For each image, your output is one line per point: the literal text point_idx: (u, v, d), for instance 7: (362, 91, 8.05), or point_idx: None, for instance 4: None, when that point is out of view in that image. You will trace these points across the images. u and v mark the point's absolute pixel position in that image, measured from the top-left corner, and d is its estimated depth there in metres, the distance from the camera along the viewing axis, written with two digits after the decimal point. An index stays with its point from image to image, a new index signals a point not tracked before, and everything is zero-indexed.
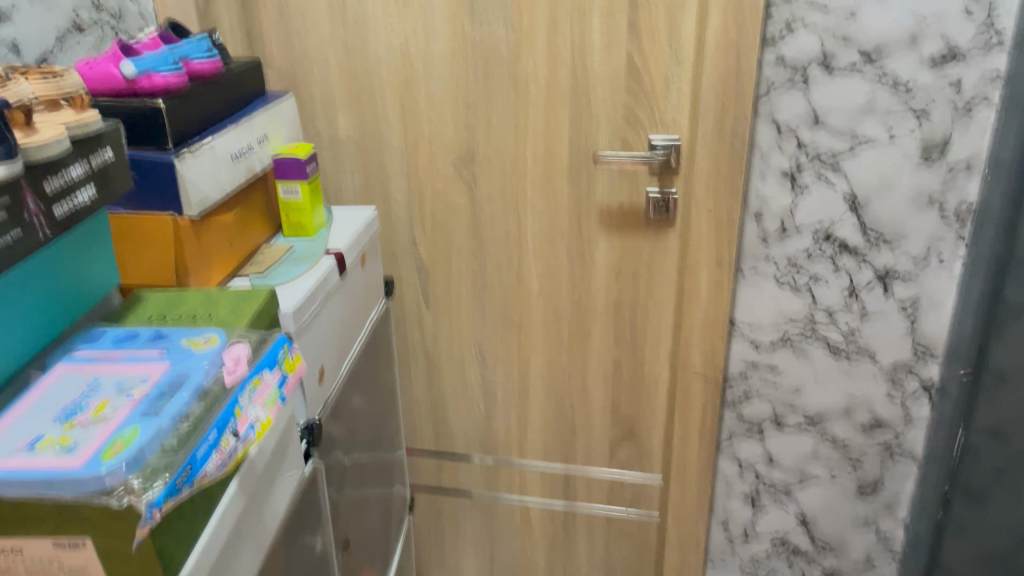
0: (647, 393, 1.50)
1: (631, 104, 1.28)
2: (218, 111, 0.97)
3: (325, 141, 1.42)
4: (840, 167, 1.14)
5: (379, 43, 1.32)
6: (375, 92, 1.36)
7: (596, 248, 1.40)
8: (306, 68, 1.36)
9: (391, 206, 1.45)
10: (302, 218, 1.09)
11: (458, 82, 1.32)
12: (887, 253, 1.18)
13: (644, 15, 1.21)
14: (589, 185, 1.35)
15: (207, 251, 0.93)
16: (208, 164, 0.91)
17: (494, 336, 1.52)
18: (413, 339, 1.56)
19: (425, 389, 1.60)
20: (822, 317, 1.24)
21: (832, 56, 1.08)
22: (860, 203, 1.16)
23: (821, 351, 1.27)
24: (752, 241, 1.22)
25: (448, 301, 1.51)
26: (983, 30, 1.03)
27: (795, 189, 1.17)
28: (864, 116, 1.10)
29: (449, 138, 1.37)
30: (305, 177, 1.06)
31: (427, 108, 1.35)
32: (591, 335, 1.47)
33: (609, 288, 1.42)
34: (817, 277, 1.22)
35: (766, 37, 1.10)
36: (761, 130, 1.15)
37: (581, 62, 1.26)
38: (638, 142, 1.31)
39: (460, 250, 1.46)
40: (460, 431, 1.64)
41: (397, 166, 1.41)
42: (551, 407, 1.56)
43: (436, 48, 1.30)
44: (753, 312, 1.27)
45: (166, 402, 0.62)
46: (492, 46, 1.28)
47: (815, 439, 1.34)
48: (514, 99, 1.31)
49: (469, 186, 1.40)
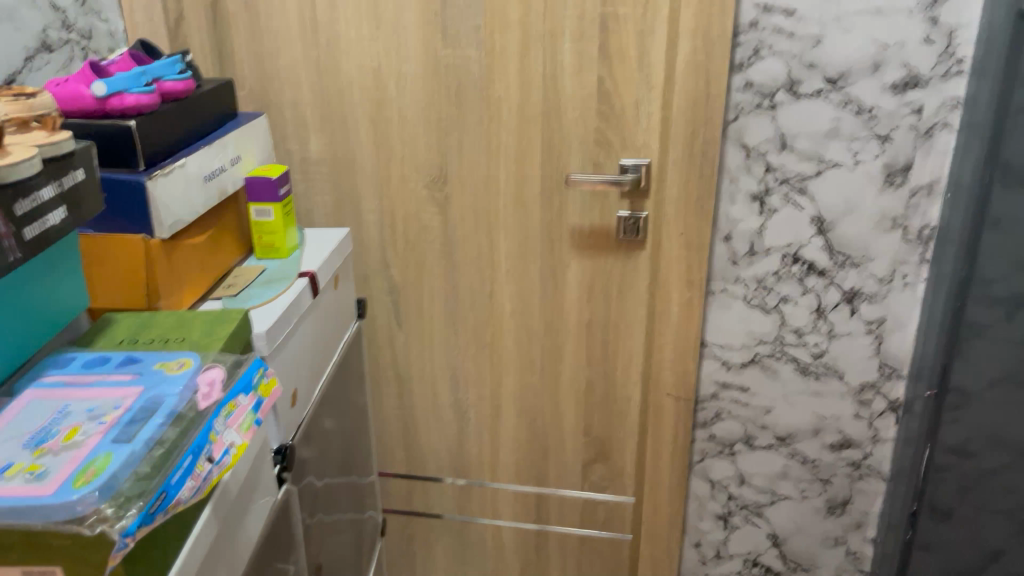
0: (618, 413, 1.50)
1: (602, 127, 1.29)
2: (190, 132, 0.97)
3: (296, 162, 1.42)
4: (807, 190, 1.16)
5: (352, 64, 1.32)
6: (347, 114, 1.36)
7: (568, 269, 1.41)
8: (278, 89, 1.36)
9: (363, 227, 1.45)
10: (274, 239, 1.08)
11: (431, 104, 1.33)
12: (853, 274, 1.20)
13: (615, 40, 1.23)
14: (560, 206, 1.36)
15: (179, 273, 0.92)
16: (179, 185, 0.90)
17: (466, 357, 1.52)
18: (385, 361, 1.55)
19: (397, 411, 1.60)
20: (791, 337, 1.26)
21: (798, 82, 1.10)
22: (827, 226, 1.18)
23: (790, 371, 1.28)
24: (722, 263, 1.24)
25: (420, 322, 1.51)
26: (943, 59, 1.06)
27: (763, 212, 1.19)
28: (830, 140, 1.13)
29: (421, 159, 1.37)
30: (279, 200, 1.06)
31: (400, 130, 1.36)
32: (563, 355, 1.48)
33: (581, 309, 1.43)
34: (785, 298, 1.24)
35: (735, 63, 1.11)
36: (730, 153, 1.17)
37: (553, 86, 1.28)
38: (609, 164, 1.32)
39: (432, 271, 1.46)
40: (432, 453, 1.63)
41: (370, 187, 1.41)
42: (523, 428, 1.56)
43: (409, 70, 1.31)
44: (724, 332, 1.28)
45: (138, 428, 0.62)
46: (464, 69, 1.29)
47: (786, 458, 1.35)
48: (486, 121, 1.32)
49: (441, 207, 1.40)
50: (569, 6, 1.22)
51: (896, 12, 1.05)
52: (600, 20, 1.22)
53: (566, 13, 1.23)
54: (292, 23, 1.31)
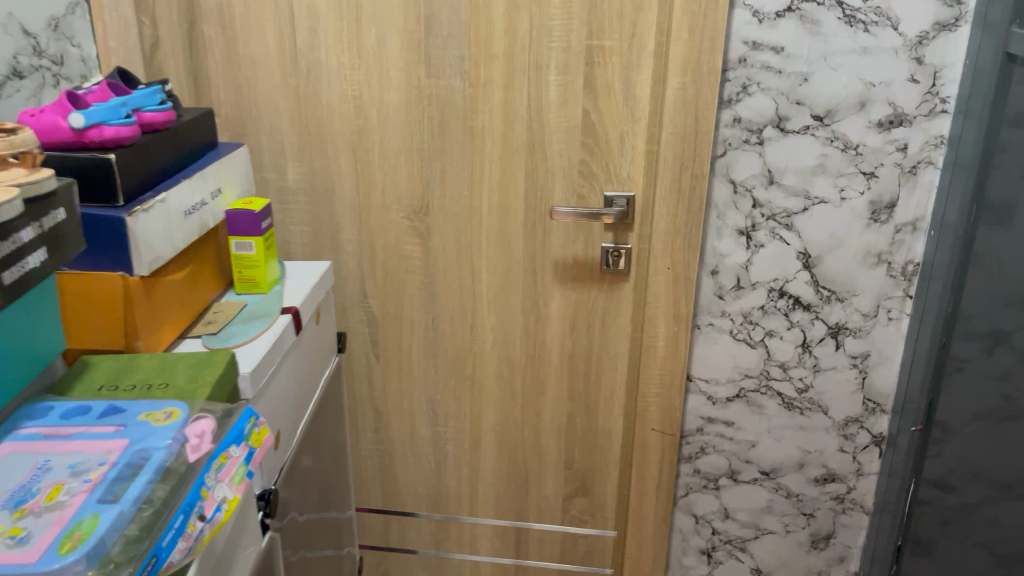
0: (600, 446, 1.49)
1: (587, 159, 1.29)
2: (170, 164, 0.93)
3: (273, 191, 1.38)
4: (794, 226, 1.16)
5: (332, 93, 1.30)
6: (327, 142, 1.34)
7: (551, 301, 1.39)
8: (255, 118, 1.33)
9: (342, 257, 1.42)
10: (256, 274, 1.04)
11: (413, 134, 1.31)
12: (838, 309, 1.20)
13: (600, 73, 1.23)
14: (544, 238, 1.35)
15: (159, 312, 0.89)
16: (160, 221, 0.87)
17: (446, 390, 1.49)
18: (362, 393, 1.51)
19: (373, 445, 1.55)
20: (776, 373, 1.26)
21: (786, 118, 1.11)
22: (813, 261, 1.18)
23: (775, 405, 1.28)
24: (709, 297, 1.22)
25: (398, 355, 1.48)
26: (929, 97, 1.08)
27: (750, 247, 1.18)
28: (817, 176, 1.13)
29: (403, 190, 1.35)
30: (261, 234, 1.03)
31: (382, 159, 1.34)
32: (545, 387, 1.46)
33: (564, 341, 1.42)
34: (771, 332, 1.23)
35: (723, 98, 1.11)
36: (717, 188, 1.16)
37: (537, 118, 1.27)
38: (593, 197, 1.31)
39: (412, 302, 1.43)
40: (409, 488, 1.58)
41: (349, 217, 1.38)
42: (504, 461, 1.53)
43: (391, 100, 1.29)
44: (709, 367, 1.27)
45: (125, 485, 0.58)
46: (448, 99, 1.28)
47: (770, 493, 1.34)
48: (469, 152, 1.31)
49: (422, 238, 1.38)
50: (555, 38, 1.22)
51: (882, 52, 1.06)
52: (586, 53, 1.22)
53: (552, 46, 1.22)
54: (271, 50, 1.28)
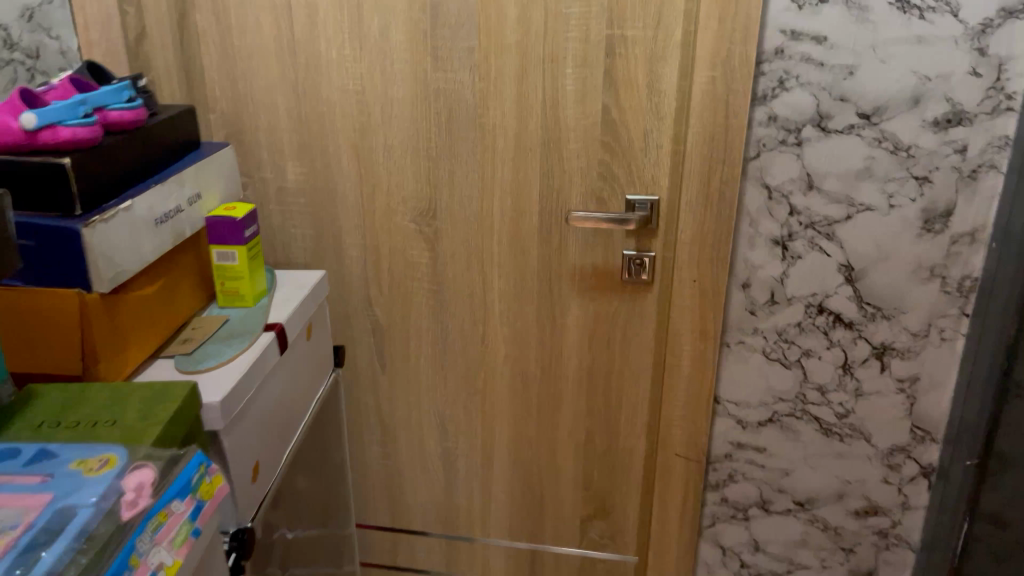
0: (621, 467, 1.39)
1: (607, 159, 1.18)
2: (140, 168, 0.84)
3: (272, 192, 1.29)
4: (835, 235, 1.05)
5: (333, 88, 1.21)
6: (328, 141, 1.25)
7: (568, 311, 1.29)
8: (252, 114, 1.24)
9: (345, 262, 1.33)
10: (239, 286, 0.95)
11: (420, 131, 1.22)
12: (885, 328, 1.08)
13: (622, 65, 1.12)
14: (561, 244, 1.25)
15: (124, 332, 0.80)
16: (124, 231, 0.78)
17: (456, 405, 1.40)
18: (367, 406, 1.43)
19: (380, 460, 1.47)
20: (814, 396, 1.14)
21: (828, 116, 0.99)
22: (856, 274, 1.06)
23: (812, 431, 1.16)
24: (739, 313, 1.11)
25: (406, 366, 1.39)
26: (992, 93, 0.95)
27: (786, 258, 1.07)
28: (862, 181, 1.01)
29: (409, 191, 1.26)
30: (244, 243, 0.93)
31: (387, 159, 1.24)
32: (562, 404, 1.36)
33: (582, 355, 1.32)
34: (809, 352, 1.12)
35: (757, 94, 1.00)
36: (750, 193, 1.05)
37: (554, 114, 1.17)
38: (614, 201, 1.21)
39: (419, 311, 1.34)
40: (418, 506, 1.50)
41: (352, 220, 1.29)
42: (517, 480, 1.44)
43: (395, 94, 1.20)
44: (739, 389, 1.15)
45: (36, 559, 0.49)
46: (456, 94, 1.18)
47: (805, 525, 1.23)
48: (480, 151, 1.21)
49: (429, 243, 1.29)
50: (572, 27, 1.11)
51: (940, 41, 0.94)
52: (606, 44, 1.11)
53: (569, 35, 1.12)
54: (268, 41, 1.19)
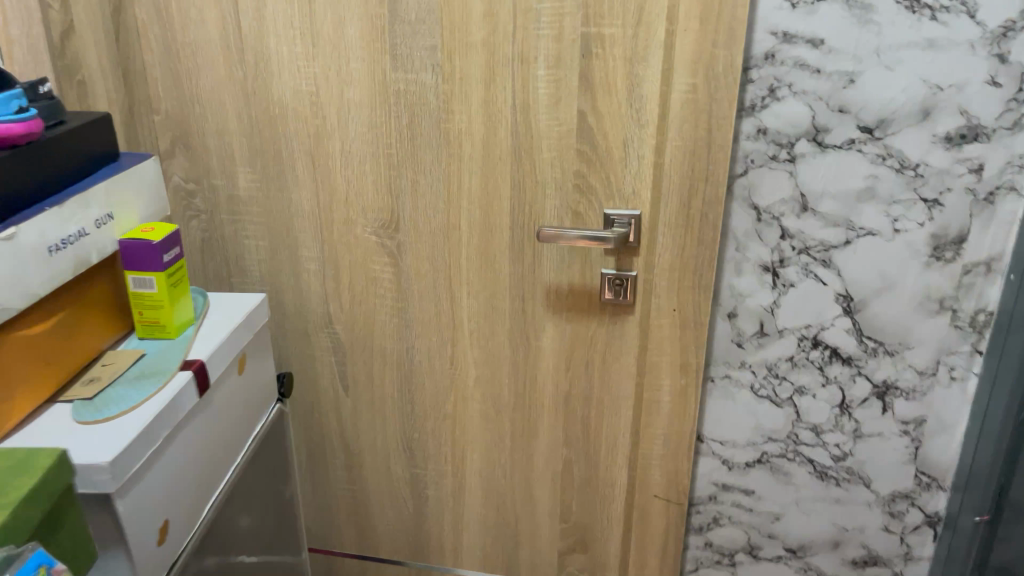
0: (601, 502, 1.27)
1: (583, 170, 1.05)
2: (34, 186, 0.74)
3: (223, 200, 1.19)
4: (832, 262, 0.98)
5: (285, 88, 1.10)
6: (281, 146, 1.14)
7: (543, 333, 1.18)
8: (199, 115, 1.14)
9: (302, 276, 1.23)
10: (159, 316, 0.85)
11: (380, 137, 1.11)
12: (887, 364, 1.01)
13: (599, 67, 0.98)
14: (534, 262, 1.13)
15: (7, 376, 0.70)
16: (7, 262, 0.68)
17: (424, 430, 1.30)
18: (331, 428, 1.33)
19: (345, 485, 1.37)
20: (807, 435, 1.08)
21: (825, 130, 0.92)
22: (856, 306, 0.99)
23: (805, 472, 1.11)
24: (725, 345, 1.07)
25: (370, 387, 1.29)
26: (1012, 105, 0.87)
27: (777, 286, 1.01)
28: (862, 204, 0.94)
29: (370, 202, 1.15)
30: (161, 269, 0.83)
31: (344, 167, 1.14)
32: (537, 432, 1.25)
33: (559, 380, 1.20)
34: (802, 389, 1.06)
35: (746, 104, 0.94)
36: (737, 215, 0.99)
37: (525, 121, 1.04)
38: (591, 216, 1.08)
39: (383, 329, 1.24)
40: (386, 533, 1.40)
41: (309, 232, 1.19)
42: (491, 510, 1.34)
43: (352, 96, 1.09)
44: (723, 428, 1.12)
45: None
46: (418, 97, 1.07)
47: (797, 571, 1.19)
48: (444, 160, 1.10)
49: (392, 257, 1.18)
50: (544, 24, 0.98)
51: (954, 46, 0.86)
52: (581, 42, 0.98)
53: (540, 33, 0.99)
54: (214, 37, 1.08)
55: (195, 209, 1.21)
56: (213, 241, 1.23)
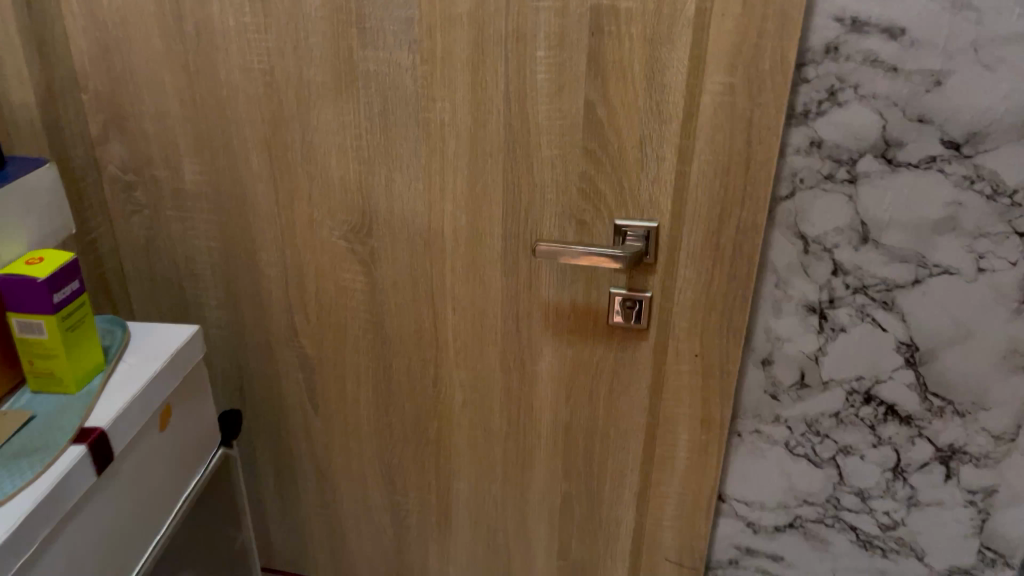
0: (604, 541, 1.11)
1: (590, 172, 0.86)
2: None
3: (168, 194, 1.02)
4: (895, 304, 0.82)
5: (232, 66, 0.91)
6: (232, 134, 0.96)
7: (540, 356, 1.00)
8: (134, 95, 0.96)
9: (262, 282, 1.06)
10: (54, 367, 0.69)
11: (347, 126, 0.92)
12: (956, 426, 0.86)
13: (612, 49, 0.79)
14: (530, 278, 0.95)
15: None
16: None
17: (405, 454, 1.14)
18: (300, 447, 1.18)
19: (318, 508, 1.23)
20: (850, 500, 0.94)
21: (898, 144, 0.75)
22: (921, 356, 0.84)
23: (846, 540, 0.97)
24: (755, 395, 0.93)
25: (343, 407, 1.13)
26: None
27: (823, 330, 0.86)
28: (939, 236, 0.78)
29: (337, 201, 0.97)
30: (53, 311, 0.66)
31: (306, 160, 0.95)
32: (533, 464, 1.09)
33: (558, 410, 1.03)
34: (848, 448, 0.91)
35: (796, 108, 0.77)
36: (778, 244, 0.84)
37: (520, 111, 0.85)
38: (599, 228, 0.89)
39: (356, 345, 1.07)
40: (364, 559, 1.26)
41: (268, 234, 1.02)
42: (480, 543, 1.18)
43: (313, 77, 0.90)
44: (749, 487, 0.99)
45: None
46: (391, 80, 0.88)
47: None
48: (423, 155, 0.91)
49: (365, 265, 1.00)
50: None
51: None
52: (591, 18, 0.78)
53: (540, 6, 0.79)
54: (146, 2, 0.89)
55: (137, 203, 1.03)
56: (158, 241, 1.06)
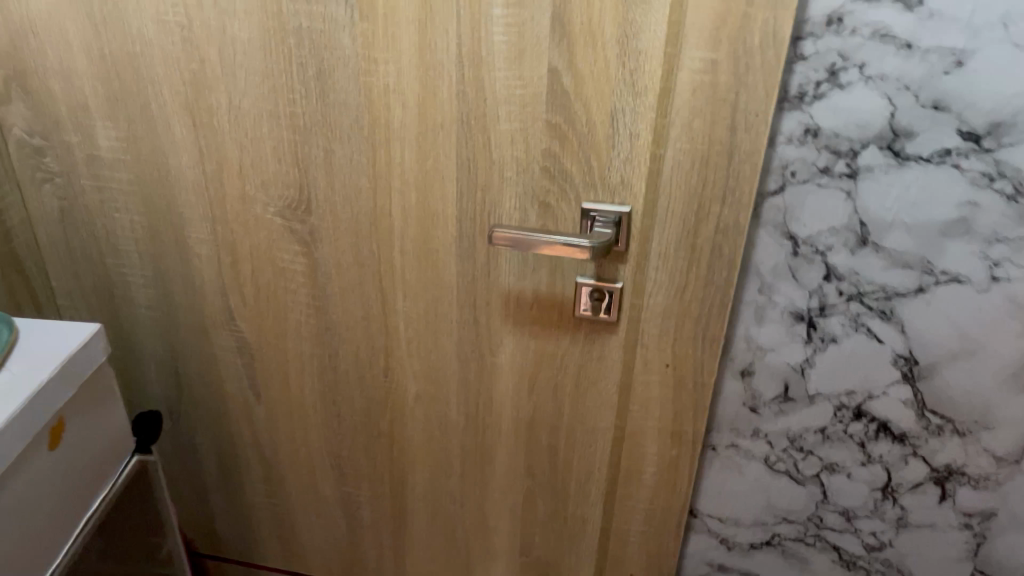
0: (569, 540, 1.04)
1: (555, 148, 0.75)
2: None
3: (82, 161, 0.90)
4: (893, 314, 0.76)
5: (144, 18, 0.79)
6: (149, 96, 0.84)
7: (500, 348, 0.90)
8: (35, 48, 0.84)
9: (194, 260, 0.95)
10: None
11: (279, 90, 0.80)
12: (953, 445, 0.81)
13: (580, 9, 0.67)
14: (487, 265, 0.84)
15: None
16: None
17: (356, 447, 1.06)
18: (243, 435, 1.09)
19: (266, 498, 1.15)
20: (834, 519, 0.90)
21: (908, 134, 0.67)
22: (920, 371, 0.78)
23: (828, 558, 0.93)
24: (734, 408, 0.87)
25: (288, 396, 1.03)
26: None
27: (812, 340, 0.79)
28: (948, 242, 0.71)
29: (271, 173, 0.86)
30: None
31: (235, 127, 0.84)
32: (493, 460, 1.01)
33: (519, 405, 0.94)
34: (834, 465, 0.87)
35: (790, 90, 0.68)
36: (765, 246, 0.76)
37: (474, 79, 0.74)
38: (564, 211, 0.79)
39: (300, 330, 0.97)
40: (316, 549, 1.19)
41: (197, 209, 0.91)
42: (438, 537, 1.11)
43: (238, 33, 0.78)
44: (724, 503, 0.94)
45: None
46: (326, 38, 0.76)
47: None
48: (365, 125, 0.80)
49: (306, 245, 0.90)
50: None
51: None
52: None
53: None
54: None
55: (48, 170, 0.92)
56: (74, 212, 0.95)
